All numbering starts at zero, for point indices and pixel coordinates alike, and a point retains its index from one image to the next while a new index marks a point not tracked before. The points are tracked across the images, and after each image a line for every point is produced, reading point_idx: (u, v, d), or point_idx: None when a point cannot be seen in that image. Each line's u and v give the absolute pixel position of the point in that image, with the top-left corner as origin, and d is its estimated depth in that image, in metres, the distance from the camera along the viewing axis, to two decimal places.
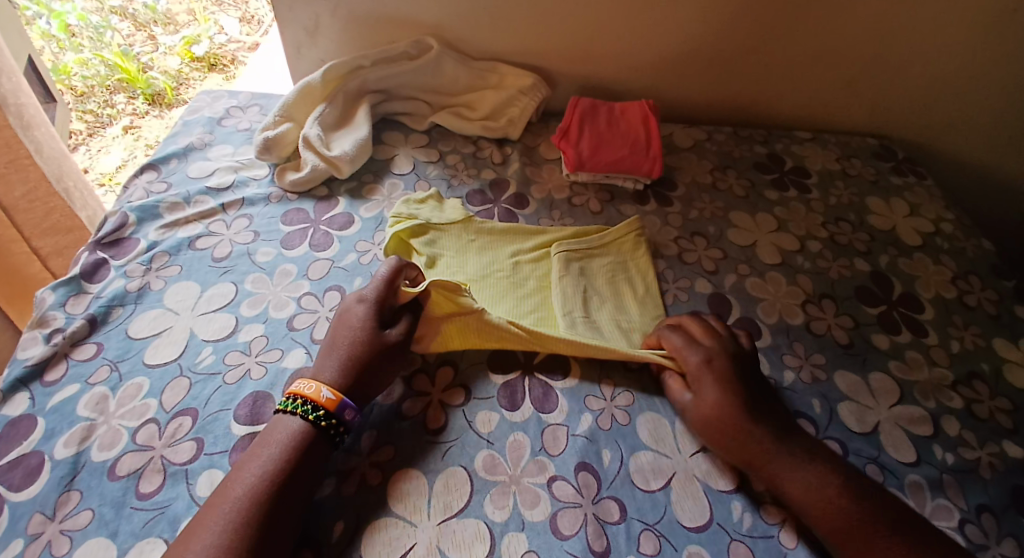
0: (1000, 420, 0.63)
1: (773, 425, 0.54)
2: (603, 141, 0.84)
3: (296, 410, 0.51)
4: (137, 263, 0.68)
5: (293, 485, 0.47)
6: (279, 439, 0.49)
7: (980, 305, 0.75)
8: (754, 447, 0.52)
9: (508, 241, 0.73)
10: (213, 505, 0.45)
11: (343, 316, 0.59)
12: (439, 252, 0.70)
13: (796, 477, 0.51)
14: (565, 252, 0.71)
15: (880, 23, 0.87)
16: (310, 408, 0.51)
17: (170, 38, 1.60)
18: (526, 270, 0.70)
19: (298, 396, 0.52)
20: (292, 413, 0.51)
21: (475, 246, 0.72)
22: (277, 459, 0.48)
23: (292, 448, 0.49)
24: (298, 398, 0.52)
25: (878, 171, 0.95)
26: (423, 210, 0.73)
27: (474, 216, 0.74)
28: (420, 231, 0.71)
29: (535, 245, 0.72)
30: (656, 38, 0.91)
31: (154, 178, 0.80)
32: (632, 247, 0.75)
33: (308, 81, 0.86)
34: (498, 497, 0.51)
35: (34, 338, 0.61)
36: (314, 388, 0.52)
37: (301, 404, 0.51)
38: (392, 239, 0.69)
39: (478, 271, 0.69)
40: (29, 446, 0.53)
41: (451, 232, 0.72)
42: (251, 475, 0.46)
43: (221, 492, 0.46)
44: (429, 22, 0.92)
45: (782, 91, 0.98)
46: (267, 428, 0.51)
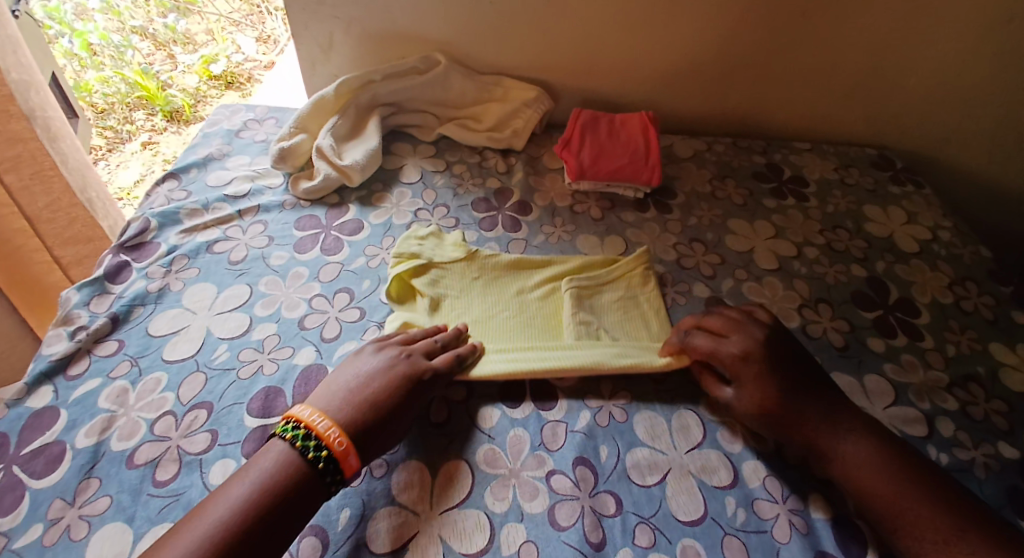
0: (995, 421, 0.64)
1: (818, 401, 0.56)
2: (605, 151, 0.87)
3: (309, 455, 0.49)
4: (158, 265, 0.72)
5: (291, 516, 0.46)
6: (266, 462, 0.49)
7: (977, 310, 0.76)
8: (807, 426, 0.55)
9: (515, 277, 0.72)
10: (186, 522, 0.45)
11: (392, 360, 0.58)
12: (443, 292, 0.69)
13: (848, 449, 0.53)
14: (576, 288, 0.70)
15: (872, 40, 0.90)
16: (328, 460, 0.49)
17: (188, 57, 1.66)
18: (533, 308, 0.69)
19: (325, 447, 0.49)
20: (308, 459, 0.49)
21: (479, 284, 0.71)
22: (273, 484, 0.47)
23: (277, 485, 0.47)
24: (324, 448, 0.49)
25: (877, 180, 0.96)
26: (424, 247, 0.73)
27: (477, 251, 0.74)
28: (422, 270, 0.70)
29: (541, 281, 0.71)
30: (653, 53, 0.95)
31: (175, 186, 0.84)
32: (642, 282, 0.73)
33: (321, 95, 0.90)
34: (499, 489, 0.53)
35: (59, 335, 0.64)
36: (342, 447, 0.50)
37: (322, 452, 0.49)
38: (395, 280, 0.69)
39: (481, 312, 0.68)
40: (52, 437, 0.56)
41: (455, 270, 0.72)
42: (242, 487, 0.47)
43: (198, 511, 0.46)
44: (438, 39, 0.96)
45: (776, 107, 1.01)
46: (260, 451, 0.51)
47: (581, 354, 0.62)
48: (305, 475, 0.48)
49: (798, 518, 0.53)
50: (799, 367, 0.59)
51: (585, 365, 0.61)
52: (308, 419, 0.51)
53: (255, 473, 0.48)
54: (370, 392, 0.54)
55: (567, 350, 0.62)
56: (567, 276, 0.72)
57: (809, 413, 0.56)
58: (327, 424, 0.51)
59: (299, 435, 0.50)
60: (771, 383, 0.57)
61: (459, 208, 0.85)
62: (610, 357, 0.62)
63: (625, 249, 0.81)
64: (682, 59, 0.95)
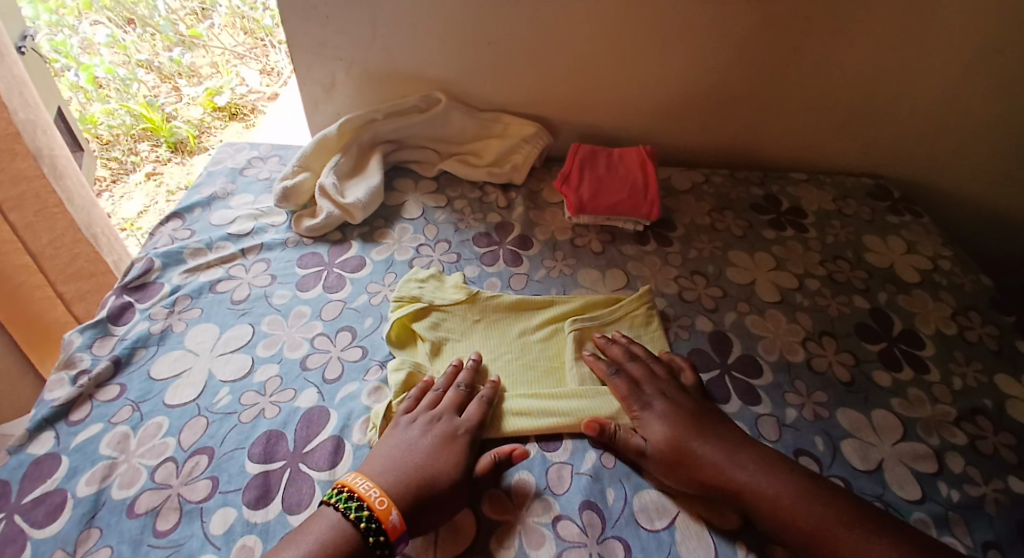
0: (1005, 456, 0.64)
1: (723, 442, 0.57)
2: (604, 186, 0.88)
3: (360, 526, 0.49)
4: (160, 306, 0.72)
5: None
6: (315, 528, 0.49)
7: (981, 340, 0.76)
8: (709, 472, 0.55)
9: (515, 317, 0.72)
10: None
11: (428, 426, 0.57)
12: (445, 336, 0.69)
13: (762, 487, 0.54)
14: (579, 330, 0.70)
15: (864, 75, 0.92)
16: (370, 522, 0.49)
17: (193, 90, 1.69)
18: (536, 351, 0.69)
19: (367, 506, 0.50)
20: (352, 521, 0.50)
21: (482, 326, 0.71)
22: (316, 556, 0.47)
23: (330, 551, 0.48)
24: (364, 506, 0.50)
25: (875, 210, 0.97)
26: (425, 289, 0.73)
27: (479, 293, 0.73)
28: (423, 314, 0.70)
29: (543, 322, 0.71)
30: (652, 88, 0.96)
31: (178, 226, 0.84)
32: (644, 321, 0.73)
33: (324, 134, 0.92)
34: (504, 536, 0.52)
35: (61, 379, 0.64)
36: (385, 505, 0.50)
37: (364, 513, 0.50)
38: (396, 325, 0.69)
39: (486, 353, 0.68)
40: (52, 485, 0.55)
41: (457, 312, 0.71)
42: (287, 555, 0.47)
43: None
44: (437, 78, 0.98)
45: (773, 138, 1.03)
46: (308, 517, 0.51)
47: (587, 407, 0.62)
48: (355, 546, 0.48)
49: None
50: (692, 410, 0.60)
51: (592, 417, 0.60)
52: (350, 481, 0.52)
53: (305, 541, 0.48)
54: (414, 462, 0.54)
55: (570, 398, 0.62)
56: (568, 317, 0.72)
57: (706, 457, 0.56)
58: (368, 485, 0.52)
59: (349, 503, 0.51)
60: (679, 429, 0.58)
61: (460, 243, 0.85)
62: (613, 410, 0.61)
63: (627, 282, 0.81)
64: (678, 95, 0.97)
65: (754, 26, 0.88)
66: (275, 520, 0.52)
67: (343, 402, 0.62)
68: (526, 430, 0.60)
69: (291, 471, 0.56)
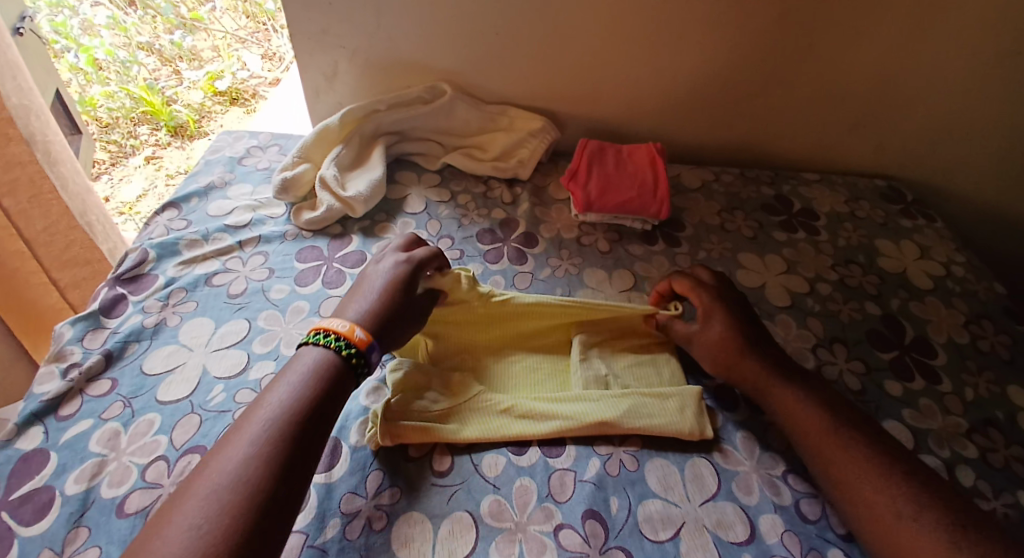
0: (1016, 470, 0.62)
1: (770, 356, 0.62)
2: (611, 183, 0.86)
3: (337, 350, 0.53)
4: (154, 299, 0.70)
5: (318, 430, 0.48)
6: (301, 368, 0.51)
7: (994, 350, 0.74)
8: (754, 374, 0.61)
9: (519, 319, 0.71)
10: (233, 432, 0.46)
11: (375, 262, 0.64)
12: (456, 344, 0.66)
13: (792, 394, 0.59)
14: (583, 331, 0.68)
15: (881, 74, 0.89)
16: (342, 343, 0.53)
17: (194, 74, 1.66)
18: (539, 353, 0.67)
19: (334, 332, 0.54)
20: (332, 349, 0.53)
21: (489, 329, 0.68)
22: (324, 374, 0.51)
23: (317, 383, 0.50)
24: (331, 333, 0.54)
25: (888, 213, 0.95)
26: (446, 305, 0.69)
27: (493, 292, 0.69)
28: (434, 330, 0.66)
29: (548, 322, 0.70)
30: (663, 83, 0.94)
31: (174, 216, 0.82)
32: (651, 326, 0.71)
33: (326, 124, 0.89)
34: (504, 544, 0.51)
35: (51, 373, 0.62)
36: (348, 327, 0.55)
37: (335, 339, 0.53)
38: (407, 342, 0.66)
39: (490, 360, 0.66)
40: (41, 482, 0.53)
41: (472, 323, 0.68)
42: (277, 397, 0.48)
43: (243, 420, 0.47)
44: (443, 69, 0.96)
45: (785, 138, 1.00)
46: (292, 357, 0.53)
47: (593, 409, 0.60)
48: (339, 370, 0.52)
49: None
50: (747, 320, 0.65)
51: (598, 419, 0.59)
52: (318, 324, 0.55)
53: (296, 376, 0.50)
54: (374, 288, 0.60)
55: (575, 402, 0.61)
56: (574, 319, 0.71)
57: (756, 362, 0.61)
58: (341, 321, 0.55)
59: (322, 336, 0.54)
60: (738, 325, 0.64)
61: (463, 240, 0.83)
62: (620, 414, 0.59)
63: (633, 283, 0.79)
64: (689, 91, 0.95)
65: (770, 22, 0.85)
66: None
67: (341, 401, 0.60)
68: (528, 433, 0.58)
69: None
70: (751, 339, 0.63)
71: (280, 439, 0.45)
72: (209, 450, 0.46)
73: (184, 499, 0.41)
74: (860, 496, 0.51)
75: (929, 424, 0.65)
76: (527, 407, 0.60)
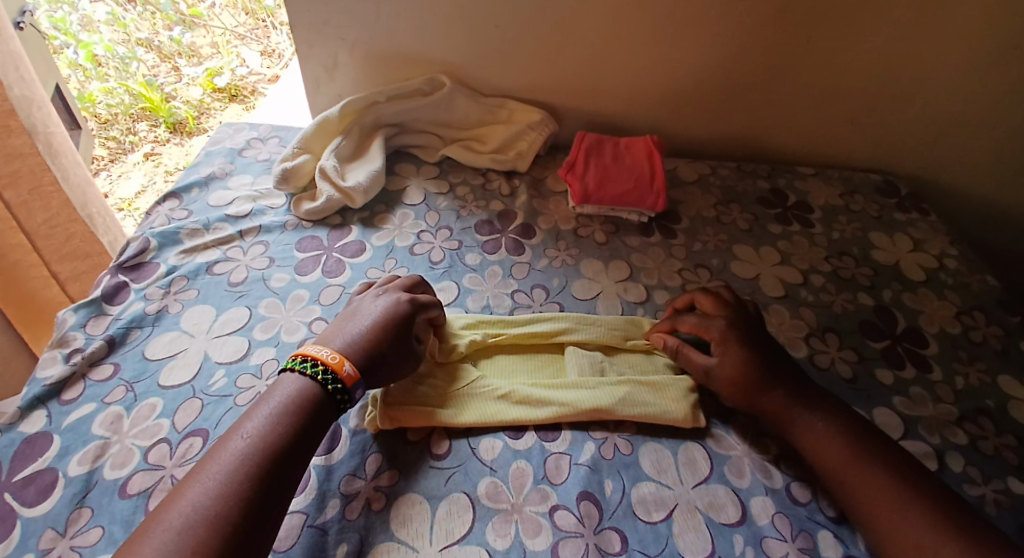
0: (1006, 457, 0.63)
1: (791, 384, 0.59)
2: (609, 175, 0.86)
3: (321, 380, 0.53)
4: (156, 287, 0.71)
5: (292, 461, 0.48)
6: (279, 397, 0.51)
7: (985, 340, 0.75)
8: (776, 403, 0.59)
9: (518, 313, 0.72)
10: (206, 461, 0.47)
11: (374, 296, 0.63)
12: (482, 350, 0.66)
13: (812, 423, 0.57)
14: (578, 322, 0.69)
15: (877, 68, 0.90)
16: (330, 377, 0.53)
17: (193, 70, 1.67)
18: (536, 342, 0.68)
19: (322, 362, 0.54)
20: (316, 381, 0.53)
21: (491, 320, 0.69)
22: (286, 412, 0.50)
23: (295, 413, 0.50)
24: (318, 364, 0.54)
25: (882, 207, 0.96)
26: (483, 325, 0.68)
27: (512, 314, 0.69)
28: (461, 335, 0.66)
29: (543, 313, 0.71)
30: (660, 77, 0.95)
31: (176, 206, 0.83)
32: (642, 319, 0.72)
33: (326, 116, 0.90)
34: (500, 525, 0.52)
35: (54, 357, 0.63)
36: (336, 358, 0.54)
37: (322, 370, 0.53)
38: None
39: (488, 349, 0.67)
40: (44, 464, 0.54)
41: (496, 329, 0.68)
42: (253, 426, 0.49)
43: (218, 449, 0.47)
44: (442, 61, 0.97)
45: (781, 132, 1.01)
46: (272, 386, 0.53)
47: (587, 396, 0.61)
48: (320, 403, 0.52)
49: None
50: (765, 347, 0.62)
51: (592, 407, 0.60)
52: (304, 350, 0.55)
53: (275, 404, 0.50)
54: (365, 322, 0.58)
55: (570, 389, 0.62)
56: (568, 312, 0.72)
57: (778, 394, 0.59)
58: (327, 351, 0.55)
59: (309, 365, 0.54)
60: (753, 355, 0.61)
61: (462, 231, 0.84)
62: (614, 401, 0.60)
63: (630, 273, 0.80)
64: (686, 85, 0.95)
65: (767, 16, 0.86)
66: None
67: None
68: (525, 418, 0.59)
69: None
70: (767, 369, 0.60)
71: (237, 485, 0.44)
72: (177, 485, 0.46)
73: (137, 552, 0.40)
74: (874, 518, 0.50)
75: (923, 412, 0.66)
76: (524, 393, 0.61)
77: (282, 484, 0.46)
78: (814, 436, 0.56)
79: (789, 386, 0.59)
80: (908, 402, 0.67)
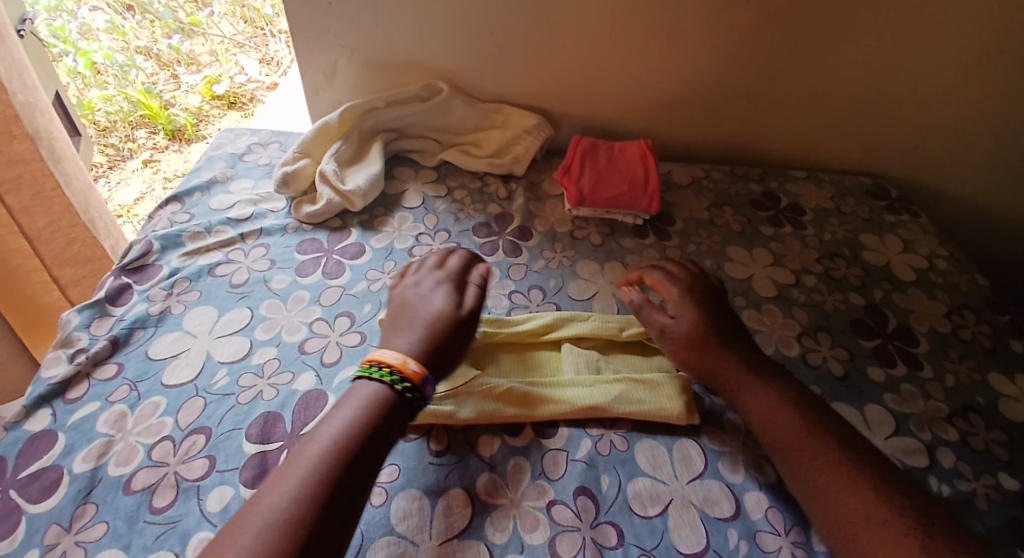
0: (995, 453, 0.64)
1: (740, 349, 0.62)
2: (604, 178, 0.88)
3: (390, 382, 0.53)
4: (159, 288, 0.72)
5: (366, 466, 0.48)
6: (358, 400, 0.52)
7: (975, 339, 0.77)
8: (722, 365, 0.61)
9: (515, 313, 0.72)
10: (286, 464, 0.47)
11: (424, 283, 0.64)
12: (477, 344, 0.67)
13: (758, 394, 0.59)
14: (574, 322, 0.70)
15: (866, 74, 0.92)
16: (396, 378, 0.53)
17: (192, 78, 1.68)
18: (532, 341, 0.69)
19: (388, 365, 0.54)
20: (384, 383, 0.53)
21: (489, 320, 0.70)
22: (358, 424, 0.50)
23: (371, 417, 0.50)
24: (385, 367, 0.54)
25: (873, 209, 0.98)
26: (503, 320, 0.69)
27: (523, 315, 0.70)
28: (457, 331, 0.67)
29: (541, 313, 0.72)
30: (654, 82, 0.96)
31: (178, 210, 0.84)
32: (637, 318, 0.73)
33: (325, 121, 0.91)
34: (499, 520, 0.53)
35: (58, 357, 0.64)
36: (400, 359, 0.54)
37: (388, 373, 0.53)
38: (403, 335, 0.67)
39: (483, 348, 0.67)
40: (48, 461, 0.55)
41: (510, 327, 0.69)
42: (330, 430, 0.49)
43: (297, 452, 0.48)
44: (440, 68, 0.98)
45: (773, 136, 1.03)
46: (349, 390, 0.54)
47: (583, 395, 0.62)
48: (394, 405, 0.52)
49: (800, 551, 0.52)
50: (720, 312, 0.66)
51: (588, 405, 0.61)
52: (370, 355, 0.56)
53: (354, 407, 0.51)
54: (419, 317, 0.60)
55: (566, 388, 0.63)
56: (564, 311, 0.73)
57: (728, 355, 0.62)
58: (392, 353, 0.55)
59: (376, 370, 0.54)
60: (709, 317, 0.65)
61: (460, 233, 0.85)
62: (609, 399, 0.61)
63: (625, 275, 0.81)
64: (680, 90, 0.97)
65: (758, 22, 0.88)
66: None
67: (341, 385, 0.62)
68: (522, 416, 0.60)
69: (287, 452, 0.56)
70: (721, 332, 0.63)
71: (313, 490, 0.45)
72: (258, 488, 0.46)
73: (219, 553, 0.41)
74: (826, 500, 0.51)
75: (911, 408, 0.68)
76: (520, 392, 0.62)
77: (356, 489, 0.47)
78: (767, 410, 0.57)
79: (739, 351, 0.62)
80: (898, 399, 0.68)
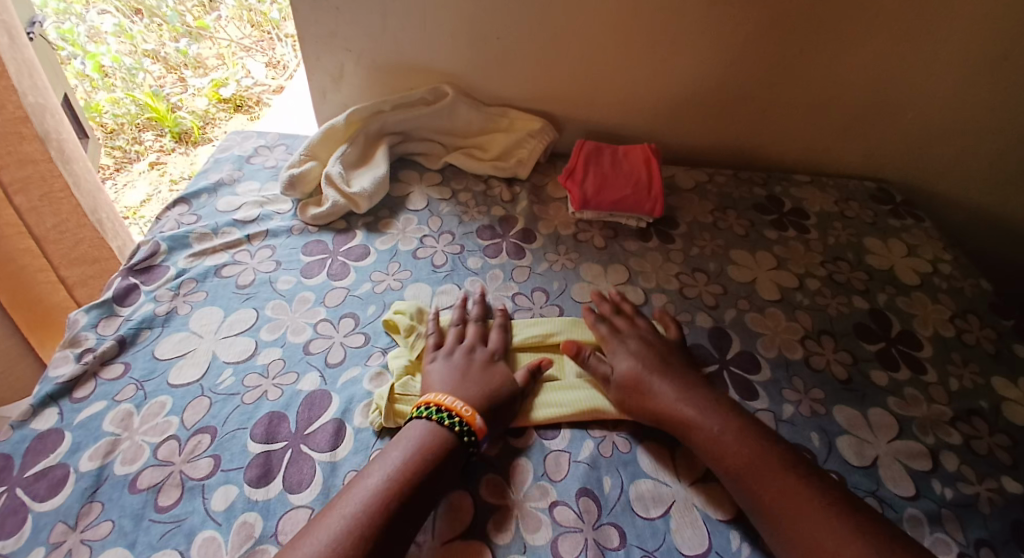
0: (999, 456, 0.64)
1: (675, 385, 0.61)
2: (608, 181, 0.88)
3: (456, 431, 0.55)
4: (166, 289, 0.73)
5: (419, 502, 0.50)
6: (414, 440, 0.54)
7: (979, 343, 0.77)
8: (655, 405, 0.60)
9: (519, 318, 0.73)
10: (342, 498, 0.50)
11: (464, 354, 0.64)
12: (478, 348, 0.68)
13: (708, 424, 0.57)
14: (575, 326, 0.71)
15: (870, 78, 0.92)
16: (465, 429, 0.55)
17: (199, 81, 1.70)
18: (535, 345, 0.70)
19: (457, 414, 0.56)
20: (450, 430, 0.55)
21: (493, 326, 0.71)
22: (412, 463, 0.52)
23: (424, 457, 0.53)
24: (456, 416, 0.56)
25: (877, 213, 0.98)
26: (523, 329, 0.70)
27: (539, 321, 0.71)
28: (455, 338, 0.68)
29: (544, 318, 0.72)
30: (658, 86, 0.97)
31: (185, 211, 0.85)
32: None
33: (332, 124, 0.92)
34: (501, 520, 0.53)
35: (65, 357, 0.64)
36: (469, 412, 0.56)
37: (458, 422, 0.55)
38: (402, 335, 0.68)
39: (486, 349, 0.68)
40: (55, 459, 0.55)
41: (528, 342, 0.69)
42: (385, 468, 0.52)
43: (354, 487, 0.51)
44: (446, 72, 0.99)
45: (776, 140, 1.03)
46: (404, 430, 0.56)
47: (586, 397, 0.62)
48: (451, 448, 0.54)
49: None
50: (657, 351, 0.66)
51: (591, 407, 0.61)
52: (438, 399, 0.58)
53: (409, 447, 0.53)
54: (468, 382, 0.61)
55: (570, 390, 0.63)
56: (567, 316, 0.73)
57: (660, 392, 0.60)
58: (461, 403, 0.57)
59: (444, 415, 0.56)
60: (641, 355, 0.64)
61: (464, 235, 0.86)
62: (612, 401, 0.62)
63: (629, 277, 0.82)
64: (683, 93, 0.97)
65: (761, 26, 0.88)
66: (276, 499, 0.53)
67: (345, 386, 0.63)
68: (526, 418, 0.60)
69: (291, 451, 0.56)
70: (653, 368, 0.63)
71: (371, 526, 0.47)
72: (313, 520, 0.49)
73: None
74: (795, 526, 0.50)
75: (915, 412, 0.67)
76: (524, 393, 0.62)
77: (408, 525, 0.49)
78: (725, 443, 0.56)
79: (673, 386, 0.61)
80: (902, 403, 0.68)
